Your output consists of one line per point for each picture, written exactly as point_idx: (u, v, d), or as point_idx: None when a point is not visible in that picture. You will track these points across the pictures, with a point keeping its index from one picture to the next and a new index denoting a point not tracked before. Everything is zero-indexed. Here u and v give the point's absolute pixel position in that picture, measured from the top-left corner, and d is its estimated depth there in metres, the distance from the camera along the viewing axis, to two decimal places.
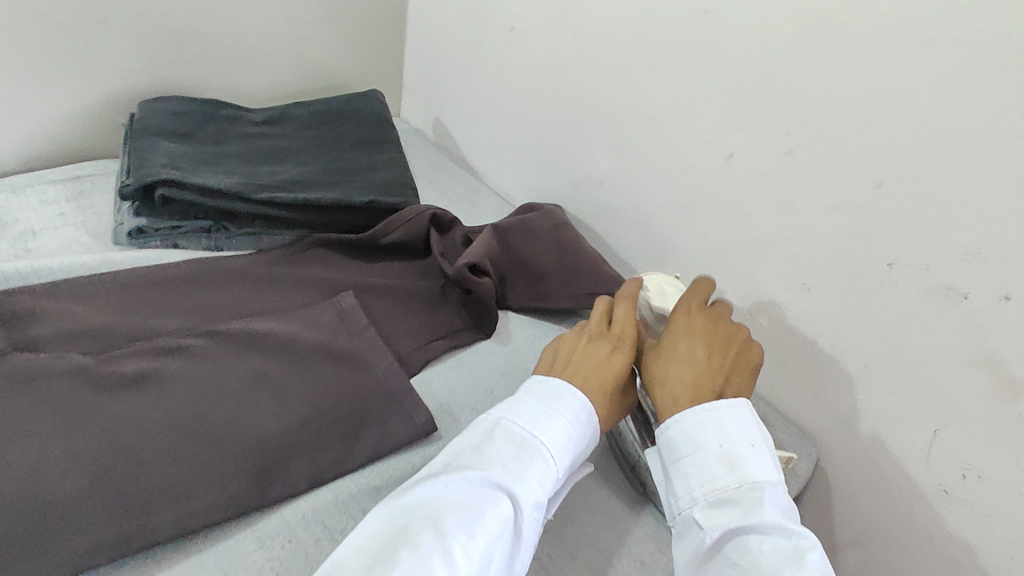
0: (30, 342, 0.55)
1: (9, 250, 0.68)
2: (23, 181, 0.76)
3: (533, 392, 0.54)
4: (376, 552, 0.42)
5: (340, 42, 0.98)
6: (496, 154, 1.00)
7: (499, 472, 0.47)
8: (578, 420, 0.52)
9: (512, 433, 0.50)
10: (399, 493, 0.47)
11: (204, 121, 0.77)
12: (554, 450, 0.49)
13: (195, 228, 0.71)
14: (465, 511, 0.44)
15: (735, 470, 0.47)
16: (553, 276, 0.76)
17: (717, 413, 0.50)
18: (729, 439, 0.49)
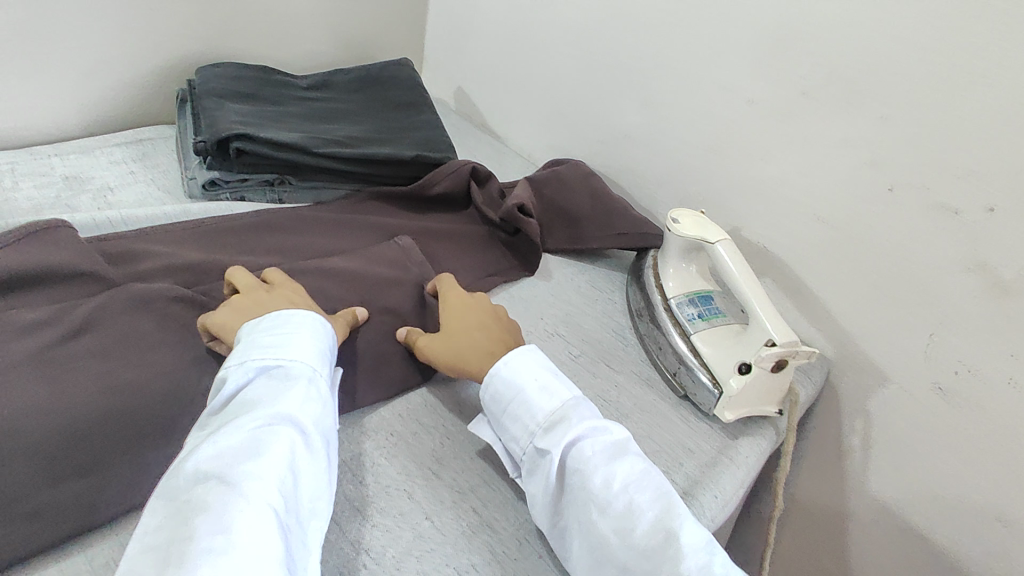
0: (140, 275, 0.63)
1: (92, 203, 0.74)
2: (90, 143, 0.81)
3: (263, 328, 0.53)
4: (169, 538, 0.39)
5: (373, 12, 1.04)
6: (519, 118, 1.06)
7: (266, 406, 0.47)
8: (321, 334, 0.54)
9: (267, 369, 0.50)
10: (175, 471, 0.43)
11: (258, 86, 0.85)
12: (309, 361, 0.52)
13: (261, 180, 0.77)
14: (248, 453, 0.44)
15: (552, 394, 0.54)
16: (588, 220, 0.83)
17: (526, 354, 0.56)
18: (539, 372, 0.55)
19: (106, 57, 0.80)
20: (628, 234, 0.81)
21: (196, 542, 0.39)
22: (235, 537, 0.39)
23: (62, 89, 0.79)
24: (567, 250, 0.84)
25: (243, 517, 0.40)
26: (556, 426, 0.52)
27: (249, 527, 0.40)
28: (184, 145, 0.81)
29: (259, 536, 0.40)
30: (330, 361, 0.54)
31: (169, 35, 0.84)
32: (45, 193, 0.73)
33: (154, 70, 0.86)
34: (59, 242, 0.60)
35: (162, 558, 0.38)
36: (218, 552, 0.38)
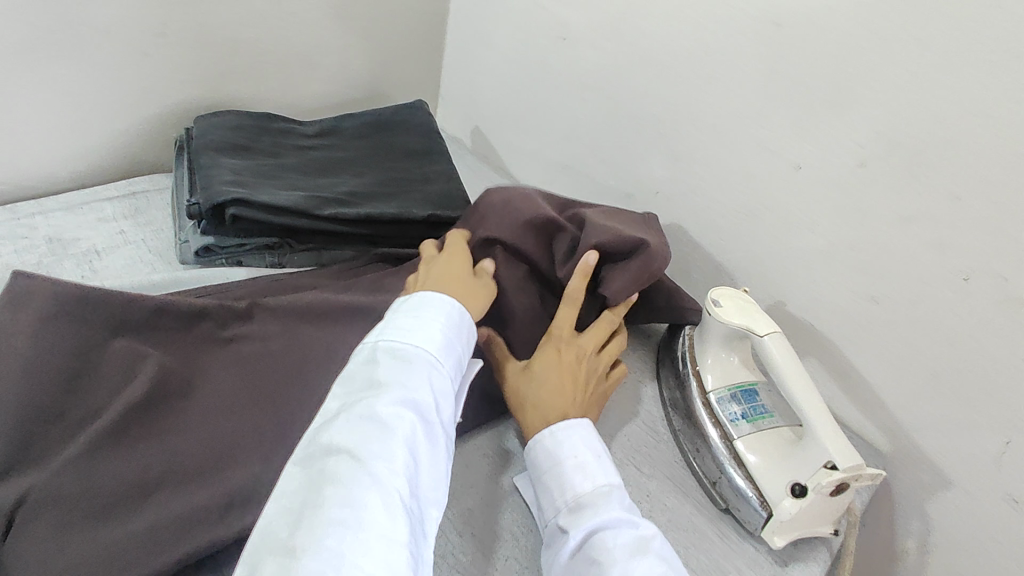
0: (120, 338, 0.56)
1: (76, 270, 0.68)
2: (77, 198, 0.75)
3: (404, 316, 0.53)
4: (303, 502, 0.40)
5: (385, 51, 0.97)
6: (538, 163, 0.98)
7: (403, 390, 0.47)
8: (453, 322, 0.54)
9: (401, 355, 0.49)
10: (310, 441, 0.44)
11: (259, 136, 0.79)
12: (436, 355, 0.50)
13: (260, 245, 0.71)
14: (379, 434, 0.43)
15: (589, 476, 0.52)
16: None
17: (572, 427, 0.55)
18: (582, 449, 0.54)
19: (94, 107, 0.74)
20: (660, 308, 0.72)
21: (330, 511, 0.39)
22: (373, 516, 0.39)
23: (46, 142, 0.73)
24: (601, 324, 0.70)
25: (376, 496, 0.40)
26: (582, 509, 0.50)
27: (381, 504, 0.40)
28: (178, 201, 0.75)
29: (386, 517, 0.40)
30: (455, 345, 0.53)
31: (164, 81, 0.78)
32: (26, 260, 0.68)
33: (149, 118, 0.80)
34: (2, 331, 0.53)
35: (297, 517, 0.39)
36: (347, 523, 0.38)
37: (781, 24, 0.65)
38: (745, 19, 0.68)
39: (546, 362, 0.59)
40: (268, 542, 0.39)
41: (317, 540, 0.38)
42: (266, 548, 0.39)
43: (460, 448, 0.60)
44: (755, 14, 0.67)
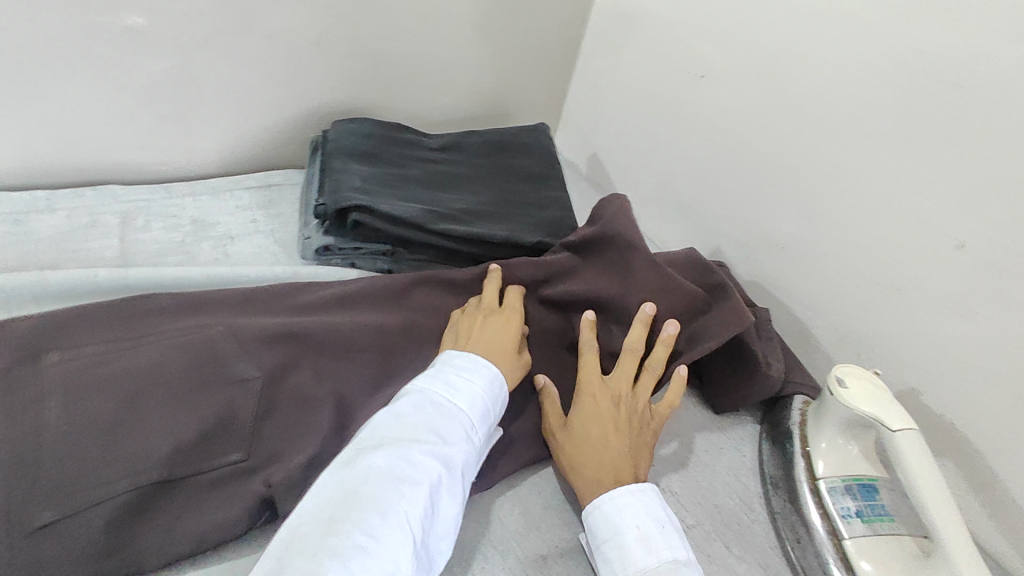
0: (241, 333, 0.58)
1: (212, 252, 0.74)
2: (222, 185, 0.82)
3: (451, 366, 0.55)
4: (332, 513, 0.43)
5: (516, 73, 0.98)
6: (655, 201, 0.95)
7: (435, 437, 0.49)
8: (496, 384, 0.56)
9: (441, 405, 0.52)
10: (346, 463, 0.47)
11: (387, 145, 0.82)
12: (473, 414, 0.53)
13: (375, 251, 0.73)
14: (407, 475, 0.46)
15: (653, 550, 0.49)
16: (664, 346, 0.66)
17: (633, 495, 0.52)
18: (643, 520, 0.51)
19: (249, 104, 0.81)
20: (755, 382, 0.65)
21: (353, 533, 0.42)
22: (387, 544, 0.42)
23: (207, 132, 0.80)
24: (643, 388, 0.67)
25: (394, 531, 0.43)
26: None
27: (398, 542, 0.43)
28: (307, 199, 0.80)
29: (400, 555, 0.42)
30: (493, 406, 0.55)
31: (313, 86, 0.83)
32: (172, 237, 0.74)
33: (294, 119, 0.85)
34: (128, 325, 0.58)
35: (323, 532, 0.42)
36: (370, 553, 0.41)
37: (962, 86, 0.58)
38: (917, 77, 0.61)
39: (586, 414, 0.58)
40: (294, 543, 0.42)
41: (333, 559, 0.40)
42: (291, 545, 0.42)
43: (541, 487, 0.59)
44: (930, 73, 0.60)
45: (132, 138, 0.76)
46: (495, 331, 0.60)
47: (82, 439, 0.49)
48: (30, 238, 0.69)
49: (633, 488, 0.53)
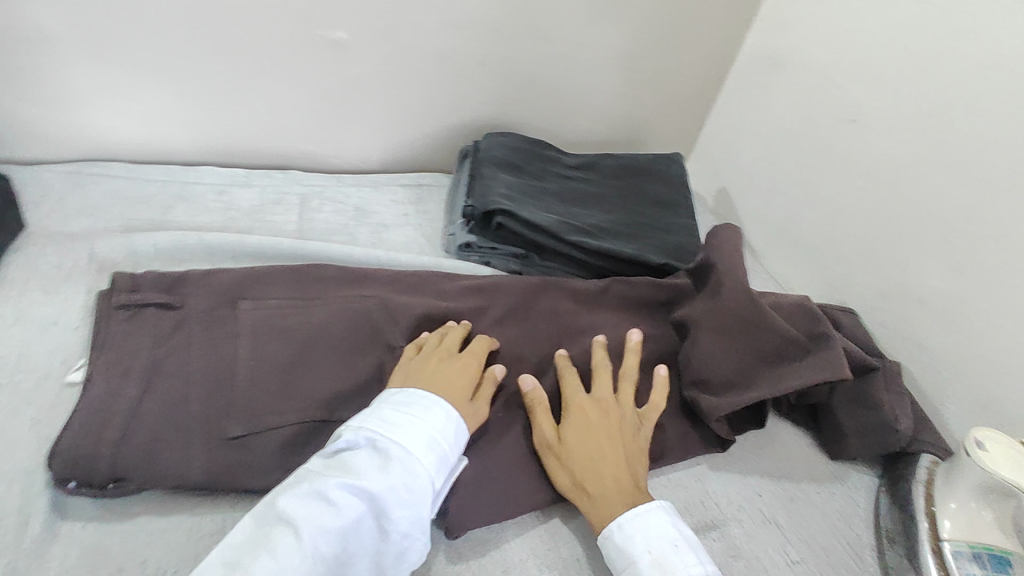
0: (396, 310, 0.66)
1: (369, 237, 0.84)
2: (382, 180, 0.92)
3: (393, 402, 0.54)
4: (240, 554, 0.43)
5: (657, 102, 1.02)
6: (783, 242, 0.95)
7: (361, 477, 0.48)
8: (444, 424, 0.54)
9: (375, 443, 0.50)
10: (266, 501, 0.47)
11: (531, 159, 0.88)
12: (413, 453, 0.50)
13: (509, 253, 0.80)
14: (320, 518, 0.45)
15: (669, 573, 0.50)
16: (765, 375, 0.65)
17: (641, 520, 0.53)
18: (655, 544, 0.52)
19: (415, 113, 0.90)
20: (878, 428, 0.64)
21: None
22: None
23: (376, 134, 0.91)
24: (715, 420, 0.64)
25: None
26: None
27: None
28: (453, 200, 0.88)
29: None
30: (444, 448, 0.53)
31: (471, 101, 0.91)
32: (338, 220, 0.85)
33: (450, 128, 0.94)
34: (305, 288, 0.68)
35: None
36: None
37: None
38: None
39: (578, 431, 0.59)
40: None
41: None
42: None
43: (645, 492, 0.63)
44: None
45: (316, 132, 0.88)
46: (454, 377, 0.58)
47: (261, 375, 0.58)
48: (231, 207, 0.82)
49: (641, 510, 0.54)
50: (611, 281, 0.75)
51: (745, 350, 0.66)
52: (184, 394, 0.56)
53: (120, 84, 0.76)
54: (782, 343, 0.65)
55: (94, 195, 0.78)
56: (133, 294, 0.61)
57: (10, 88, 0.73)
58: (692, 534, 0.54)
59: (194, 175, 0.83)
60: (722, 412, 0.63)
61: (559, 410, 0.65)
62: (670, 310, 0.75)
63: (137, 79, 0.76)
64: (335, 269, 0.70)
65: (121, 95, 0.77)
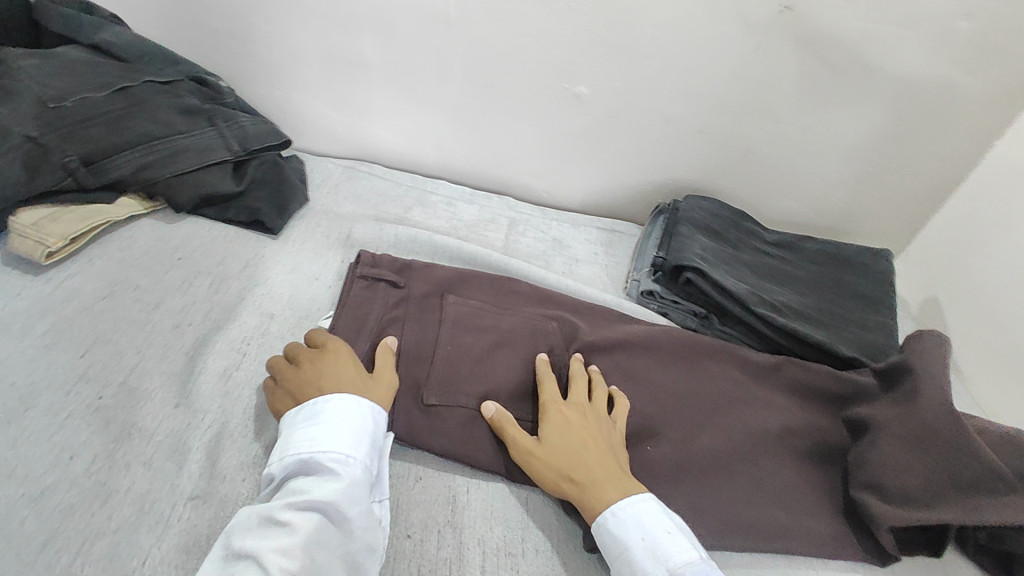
0: (575, 337, 0.74)
1: (561, 266, 0.93)
2: (582, 219, 1.01)
3: (305, 416, 0.57)
4: None
5: (873, 196, 0.98)
6: (1004, 370, 0.85)
7: (304, 493, 0.51)
8: (365, 424, 0.57)
9: (306, 462, 0.53)
10: (222, 550, 0.48)
11: (729, 226, 0.91)
12: (347, 454, 0.54)
13: (690, 310, 0.83)
14: (279, 539, 0.48)
15: (661, 561, 0.52)
16: (947, 500, 0.59)
17: (631, 507, 0.56)
18: (648, 532, 0.54)
19: (626, 166, 0.98)
20: None
21: None
22: None
23: (587, 178, 1.01)
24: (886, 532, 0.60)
25: None
26: None
27: None
28: (643, 250, 0.94)
29: None
30: (369, 445, 0.56)
31: (681, 164, 0.97)
32: (537, 246, 0.95)
33: (655, 184, 1.00)
34: (505, 297, 0.77)
35: None
36: None
37: None
38: None
39: (556, 426, 0.61)
40: None
41: None
42: None
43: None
44: None
45: (536, 167, 1.00)
46: (338, 375, 0.60)
47: (460, 360, 0.68)
48: (455, 217, 0.96)
49: (632, 499, 0.56)
50: (785, 359, 0.75)
51: (929, 469, 0.61)
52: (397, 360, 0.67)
53: (400, 104, 0.94)
54: (978, 474, 0.58)
55: (361, 188, 0.97)
56: (372, 268, 0.74)
57: (325, 97, 0.96)
58: (680, 521, 0.57)
59: (432, 186, 0.99)
60: (901, 522, 0.59)
61: (714, 468, 0.66)
62: (844, 404, 0.72)
63: (413, 103, 0.94)
64: (532, 289, 0.79)
65: (397, 114, 0.96)
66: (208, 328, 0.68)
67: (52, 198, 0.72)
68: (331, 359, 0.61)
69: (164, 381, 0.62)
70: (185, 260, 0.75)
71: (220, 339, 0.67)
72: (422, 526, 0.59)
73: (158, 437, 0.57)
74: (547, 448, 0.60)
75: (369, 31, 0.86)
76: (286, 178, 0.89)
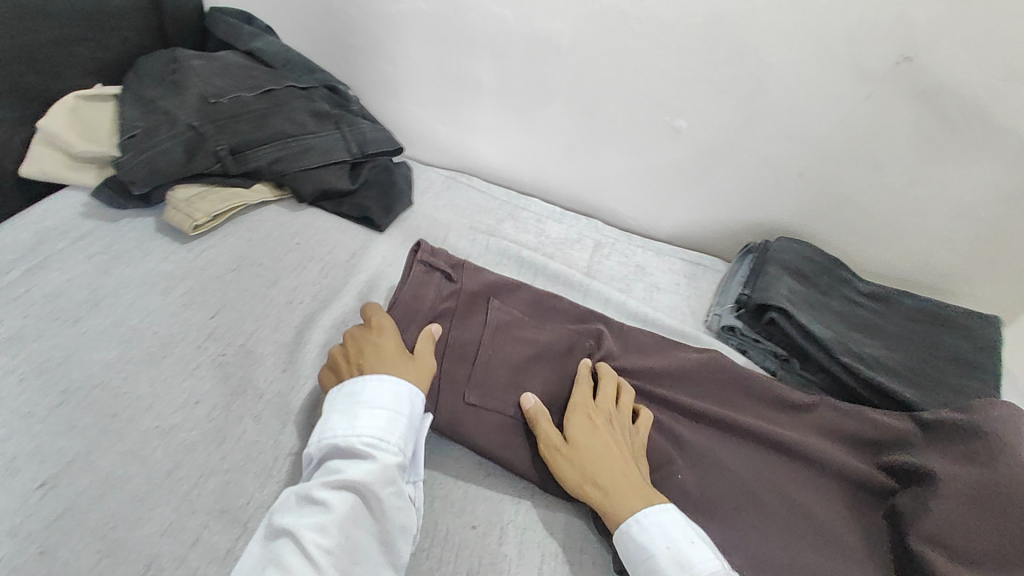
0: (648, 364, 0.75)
1: (642, 292, 0.94)
2: (667, 250, 1.02)
3: (343, 397, 0.59)
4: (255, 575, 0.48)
5: (983, 261, 0.93)
6: None
7: (337, 473, 0.53)
8: (397, 406, 0.58)
9: (340, 443, 0.55)
10: (265, 526, 0.52)
11: (820, 272, 0.89)
12: (378, 437, 0.56)
13: (770, 350, 0.82)
14: (314, 518, 0.51)
15: (685, 568, 0.54)
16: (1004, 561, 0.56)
17: (654, 514, 0.57)
18: (671, 539, 0.55)
19: (719, 202, 0.99)
20: None
21: None
22: None
23: (677, 210, 1.02)
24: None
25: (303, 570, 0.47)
26: None
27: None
28: (727, 286, 0.94)
29: None
30: (402, 427, 0.58)
31: (774, 206, 0.97)
32: (620, 271, 0.97)
33: (745, 224, 1.00)
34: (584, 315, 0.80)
35: None
36: None
37: None
38: None
39: (585, 429, 0.63)
40: None
41: None
42: None
43: None
44: None
45: (626, 193, 1.03)
46: (384, 351, 0.63)
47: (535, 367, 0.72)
48: (543, 234, 1.00)
49: (656, 507, 0.58)
50: (819, 400, 0.75)
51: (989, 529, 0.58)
52: (443, 352, 0.70)
53: (506, 124, 1.00)
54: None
55: (459, 198, 1.03)
56: (431, 256, 0.76)
57: (437, 112, 1.03)
58: (700, 531, 0.58)
59: (525, 203, 1.04)
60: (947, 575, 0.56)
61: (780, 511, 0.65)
62: (881, 450, 0.70)
63: (515, 123, 1.00)
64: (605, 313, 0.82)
65: (499, 132, 1.02)
66: (315, 307, 0.75)
67: (203, 179, 0.82)
68: (378, 337, 0.65)
69: (275, 349, 0.69)
70: (302, 245, 0.83)
71: (324, 319, 0.74)
72: (487, 520, 0.62)
73: (266, 396, 0.64)
74: (574, 449, 0.62)
75: (485, 54, 0.93)
76: (394, 180, 0.96)
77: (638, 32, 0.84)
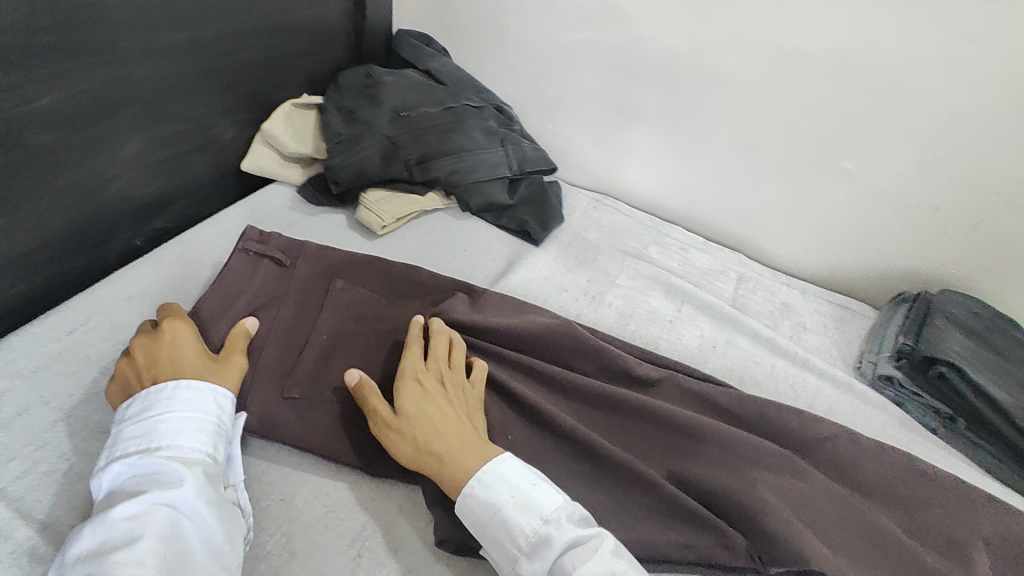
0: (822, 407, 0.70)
1: (787, 330, 0.93)
2: (814, 291, 1.00)
3: (137, 410, 0.53)
4: None
5: None
6: None
7: (145, 488, 0.47)
8: (201, 411, 0.53)
9: (137, 460, 0.49)
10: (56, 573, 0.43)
11: (993, 330, 0.85)
12: (187, 444, 0.51)
13: (932, 406, 0.80)
14: (122, 541, 0.44)
15: (534, 511, 0.50)
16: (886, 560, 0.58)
17: (495, 465, 0.53)
18: (513, 487, 0.52)
19: (876, 247, 0.96)
20: None
21: None
22: None
23: (827, 252, 1.00)
24: (784, 568, 0.53)
25: None
26: (543, 544, 0.49)
27: None
28: (880, 334, 0.91)
29: None
30: (215, 434, 0.53)
31: (939, 256, 0.92)
32: (765, 306, 0.96)
33: (903, 272, 0.96)
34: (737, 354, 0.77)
35: None
36: None
37: None
38: None
39: (414, 399, 0.56)
40: None
41: None
42: None
43: None
44: None
45: (776, 230, 1.02)
46: (181, 357, 0.56)
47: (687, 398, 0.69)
48: (687, 262, 1.01)
49: (495, 459, 0.54)
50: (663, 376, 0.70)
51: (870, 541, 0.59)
52: (262, 344, 0.64)
53: (661, 153, 1.03)
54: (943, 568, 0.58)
55: (605, 219, 1.06)
56: (259, 244, 0.70)
57: (591, 136, 1.07)
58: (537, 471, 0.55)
59: (668, 230, 1.06)
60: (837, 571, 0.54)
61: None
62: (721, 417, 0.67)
63: (670, 152, 1.02)
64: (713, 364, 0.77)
65: (652, 160, 1.05)
66: None
67: (390, 184, 0.90)
68: (172, 341, 0.57)
69: None
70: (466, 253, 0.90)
71: None
72: None
73: None
74: (408, 425, 0.55)
75: (652, 85, 0.97)
76: (548, 198, 1.00)
77: (815, 72, 0.85)
